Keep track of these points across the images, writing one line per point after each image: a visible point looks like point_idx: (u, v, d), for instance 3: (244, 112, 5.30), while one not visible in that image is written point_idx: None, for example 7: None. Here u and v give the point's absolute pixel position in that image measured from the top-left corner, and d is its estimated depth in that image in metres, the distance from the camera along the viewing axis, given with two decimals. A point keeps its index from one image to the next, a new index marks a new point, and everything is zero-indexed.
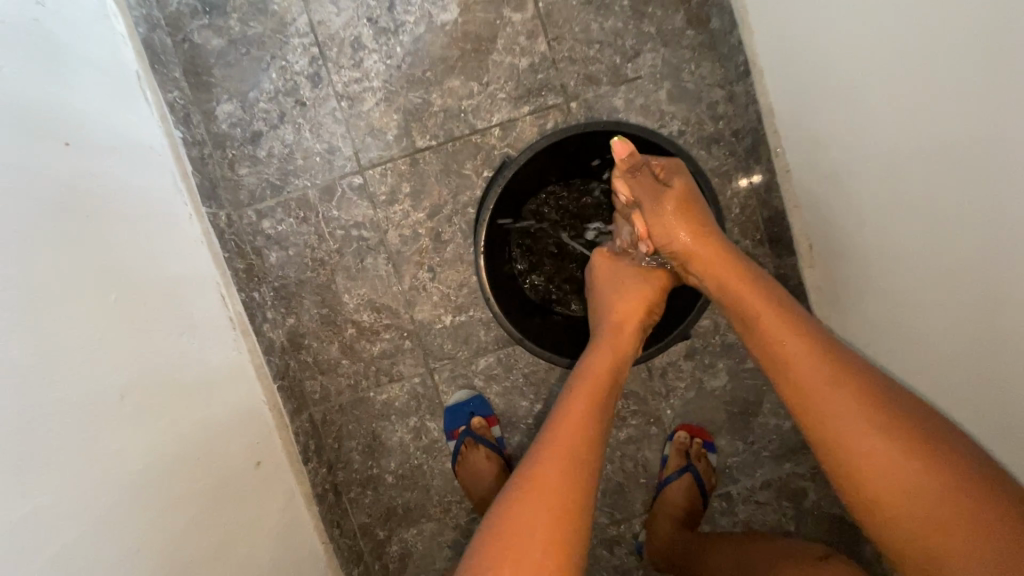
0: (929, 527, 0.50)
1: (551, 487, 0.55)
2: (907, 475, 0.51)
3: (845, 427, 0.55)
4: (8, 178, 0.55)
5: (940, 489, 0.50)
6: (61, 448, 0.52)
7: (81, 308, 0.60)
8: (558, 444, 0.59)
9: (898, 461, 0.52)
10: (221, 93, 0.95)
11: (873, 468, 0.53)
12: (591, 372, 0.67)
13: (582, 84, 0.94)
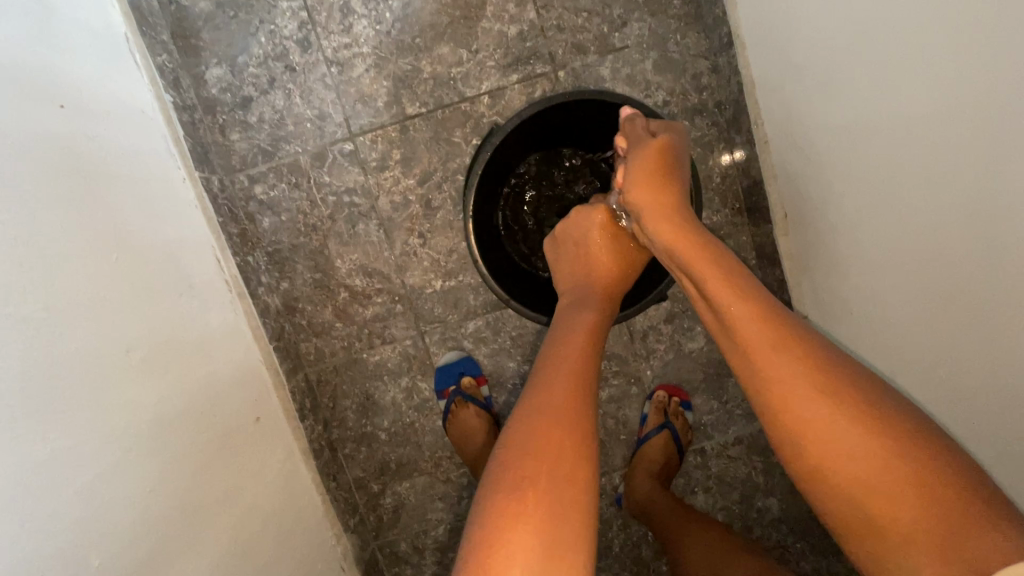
0: (865, 490, 0.50)
1: (555, 422, 0.55)
2: (848, 440, 0.51)
3: (792, 392, 0.54)
4: (11, 140, 0.57)
5: (879, 453, 0.49)
6: (76, 396, 0.56)
7: (88, 266, 0.62)
8: (554, 385, 0.59)
9: (839, 424, 0.51)
10: (210, 57, 0.95)
11: (816, 434, 0.52)
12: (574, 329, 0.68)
13: (571, 53, 0.95)
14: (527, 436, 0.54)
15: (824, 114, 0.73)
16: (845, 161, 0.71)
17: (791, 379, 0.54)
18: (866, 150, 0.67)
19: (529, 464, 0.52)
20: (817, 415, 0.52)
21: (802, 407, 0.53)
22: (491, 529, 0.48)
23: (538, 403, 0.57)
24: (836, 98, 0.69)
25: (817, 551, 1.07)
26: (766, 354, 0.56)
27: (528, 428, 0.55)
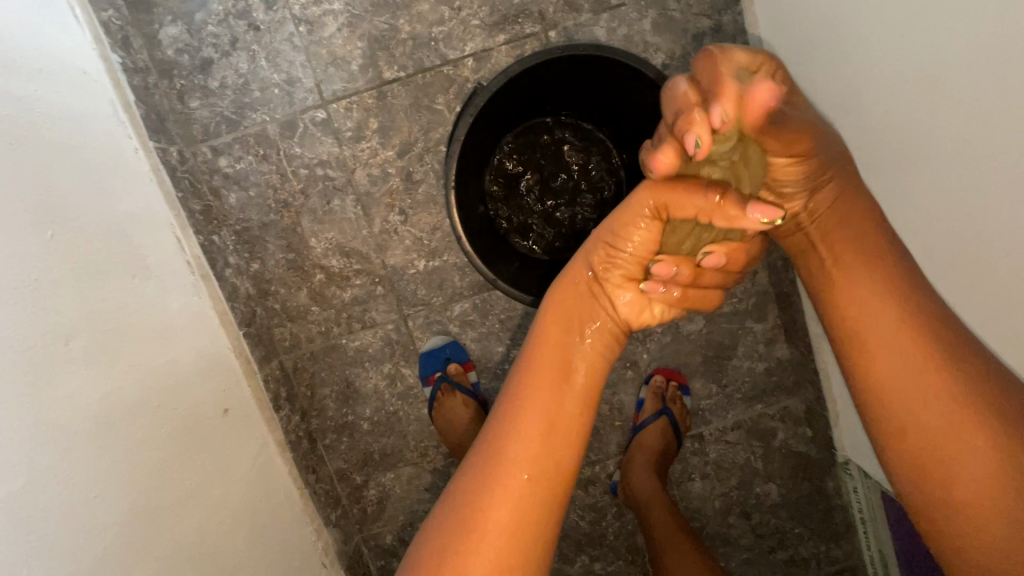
0: (963, 468, 0.47)
1: (506, 492, 0.53)
2: (941, 412, 0.49)
3: (898, 365, 0.51)
4: None
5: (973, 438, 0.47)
6: (6, 392, 0.49)
7: (18, 244, 0.55)
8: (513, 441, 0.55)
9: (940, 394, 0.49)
10: (164, 14, 0.86)
11: (912, 408, 0.50)
12: (555, 357, 0.60)
13: (562, 10, 0.87)
14: (473, 497, 0.53)
15: (841, 73, 0.66)
16: (860, 126, 0.65)
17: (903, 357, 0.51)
18: (885, 112, 0.61)
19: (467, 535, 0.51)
20: (917, 382, 0.50)
21: (894, 366, 0.51)
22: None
23: (495, 459, 0.55)
24: (855, 53, 0.63)
25: (816, 536, 1.04)
26: (880, 336, 0.52)
27: (480, 487, 0.54)
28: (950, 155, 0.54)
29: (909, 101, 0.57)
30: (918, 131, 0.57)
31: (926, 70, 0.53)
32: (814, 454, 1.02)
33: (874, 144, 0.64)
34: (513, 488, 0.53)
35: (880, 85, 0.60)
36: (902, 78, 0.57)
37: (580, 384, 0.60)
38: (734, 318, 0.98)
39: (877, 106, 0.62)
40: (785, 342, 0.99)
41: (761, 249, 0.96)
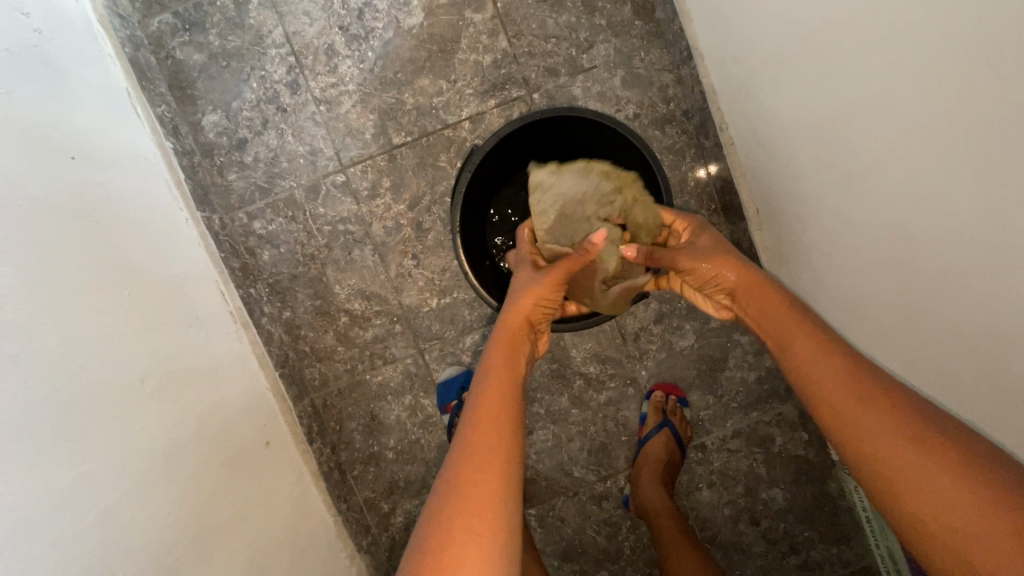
0: (885, 430, 0.53)
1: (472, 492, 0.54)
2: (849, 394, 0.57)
3: (843, 414, 0.57)
4: (33, 193, 0.63)
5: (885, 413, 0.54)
6: (96, 423, 0.60)
7: (103, 302, 0.67)
8: (480, 438, 0.59)
9: (844, 378, 0.59)
10: (205, 104, 1.01)
11: (839, 400, 0.58)
12: (496, 365, 0.70)
13: (543, 76, 1.01)
14: (458, 494, 0.54)
15: (784, 109, 0.77)
16: (805, 153, 0.76)
17: (848, 399, 0.57)
18: (819, 139, 0.71)
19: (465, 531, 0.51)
20: (823, 369, 0.61)
21: (813, 362, 0.62)
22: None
23: (466, 456, 0.57)
24: (791, 95, 0.74)
25: (825, 538, 1.08)
26: (821, 376, 0.60)
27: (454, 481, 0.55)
28: (877, 176, 0.63)
29: (835, 130, 0.67)
30: (846, 157, 0.67)
31: (842, 106, 0.65)
32: (813, 456, 1.08)
33: (819, 168, 0.74)
34: (492, 479, 0.55)
35: (812, 118, 0.71)
36: (832, 113, 0.67)
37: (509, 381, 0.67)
38: (722, 332, 1.06)
39: (813, 137, 0.72)
40: None
41: None
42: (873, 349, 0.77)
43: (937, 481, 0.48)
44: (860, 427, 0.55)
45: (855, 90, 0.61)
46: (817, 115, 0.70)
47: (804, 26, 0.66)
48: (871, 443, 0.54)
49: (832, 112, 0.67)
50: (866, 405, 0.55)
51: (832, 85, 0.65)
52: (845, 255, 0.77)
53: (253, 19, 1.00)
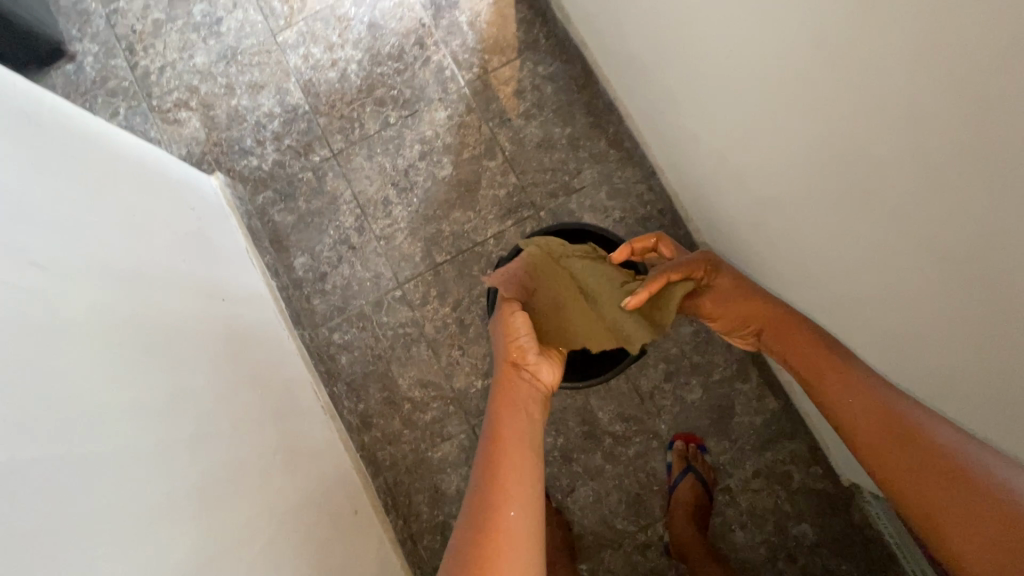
0: (891, 444, 0.63)
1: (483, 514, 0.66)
2: (862, 413, 0.67)
3: (865, 429, 0.66)
4: (207, 323, 0.93)
5: (888, 428, 0.64)
6: (252, 483, 0.83)
7: (248, 395, 0.94)
8: (498, 453, 0.72)
9: (863, 402, 0.68)
10: (296, 250, 1.35)
11: (856, 414, 0.68)
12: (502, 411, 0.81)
13: (546, 198, 1.33)
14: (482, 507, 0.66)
15: (728, 203, 1.04)
16: (750, 233, 1.02)
17: (860, 416, 0.67)
18: (757, 225, 0.96)
19: (494, 528, 0.63)
20: (846, 393, 0.70)
21: (836, 387, 0.72)
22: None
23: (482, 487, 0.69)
24: (729, 193, 1.02)
25: (861, 570, 1.15)
26: (844, 399, 0.70)
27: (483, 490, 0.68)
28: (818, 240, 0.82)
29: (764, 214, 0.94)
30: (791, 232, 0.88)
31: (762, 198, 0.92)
32: (832, 489, 1.19)
33: (762, 243, 0.99)
34: (515, 486, 0.68)
35: (747, 207, 0.98)
36: (757, 203, 0.94)
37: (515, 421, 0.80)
38: (725, 383, 1.24)
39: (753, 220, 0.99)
40: (774, 396, 1.23)
41: None
42: None
43: (949, 491, 0.56)
44: (884, 449, 0.63)
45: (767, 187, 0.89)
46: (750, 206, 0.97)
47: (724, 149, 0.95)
48: (881, 453, 0.64)
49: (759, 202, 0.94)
50: (890, 435, 0.63)
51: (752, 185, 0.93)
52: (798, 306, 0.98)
53: (330, 186, 1.37)
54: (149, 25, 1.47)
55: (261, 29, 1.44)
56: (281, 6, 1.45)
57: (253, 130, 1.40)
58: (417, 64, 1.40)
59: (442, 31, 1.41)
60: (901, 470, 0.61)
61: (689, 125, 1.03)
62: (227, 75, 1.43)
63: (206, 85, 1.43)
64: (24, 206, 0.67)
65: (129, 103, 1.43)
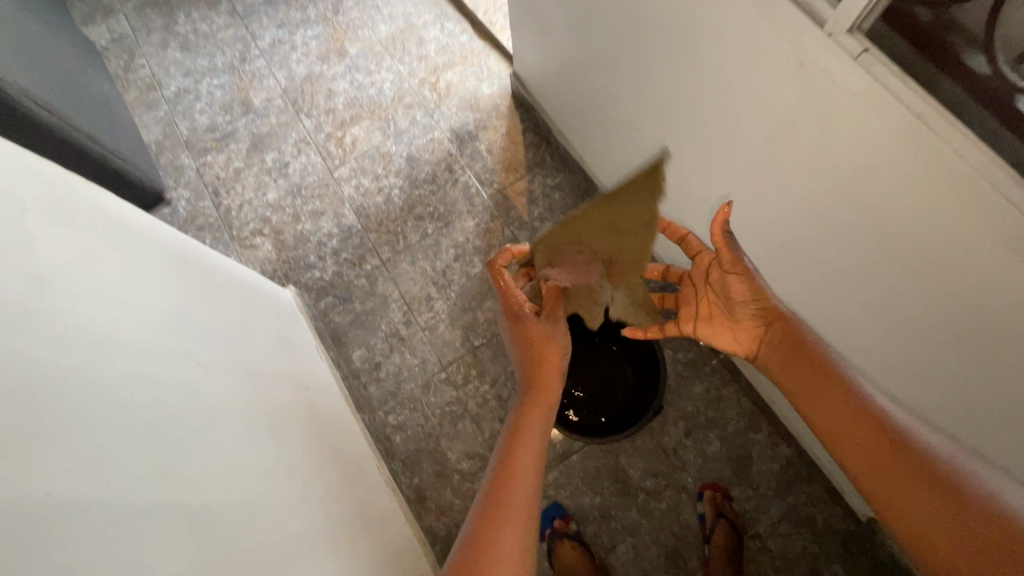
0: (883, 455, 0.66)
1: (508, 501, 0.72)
2: (853, 420, 0.70)
3: (844, 437, 0.70)
4: (299, 405, 1.13)
5: (870, 439, 0.67)
6: (343, 541, 0.98)
7: (334, 466, 1.11)
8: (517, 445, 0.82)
9: (850, 410, 0.71)
10: (354, 345, 1.57)
11: (836, 422, 0.72)
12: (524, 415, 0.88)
13: None
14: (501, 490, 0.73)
15: None
16: None
17: (849, 427, 0.70)
18: None
19: (504, 500, 0.72)
20: (831, 397, 0.73)
21: (820, 393, 0.75)
22: (486, 542, 0.66)
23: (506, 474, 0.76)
24: None
25: None
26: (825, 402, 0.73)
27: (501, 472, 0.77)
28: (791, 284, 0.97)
29: None
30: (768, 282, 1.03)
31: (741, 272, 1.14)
32: (854, 527, 1.29)
33: None
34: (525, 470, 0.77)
35: None
36: None
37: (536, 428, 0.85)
38: (741, 434, 1.38)
39: None
40: (786, 442, 1.36)
41: (737, 381, 1.42)
42: None
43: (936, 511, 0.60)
44: (874, 456, 0.66)
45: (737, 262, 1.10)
46: None
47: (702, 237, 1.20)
48: (866, 462, 0.67)
49: None
50: (875, 442, 0.67)
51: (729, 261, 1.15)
52: None
53: (380, 288, 1.62)
54: (231, 172, 1.82)
55: (320, 169, 1.79)
56: (336, 149, 1.80)
57: (316, 248, 1.69)
58: (447, 185, 1.72)
59: (466, 158, 1.74)
60: (883, 477, 0.65)
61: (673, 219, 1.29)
62: (293, 206, 1.75)
63: (276, 215, 1.74)
64: (185, 319, 0.91)
65: (214, 234, 1.74)
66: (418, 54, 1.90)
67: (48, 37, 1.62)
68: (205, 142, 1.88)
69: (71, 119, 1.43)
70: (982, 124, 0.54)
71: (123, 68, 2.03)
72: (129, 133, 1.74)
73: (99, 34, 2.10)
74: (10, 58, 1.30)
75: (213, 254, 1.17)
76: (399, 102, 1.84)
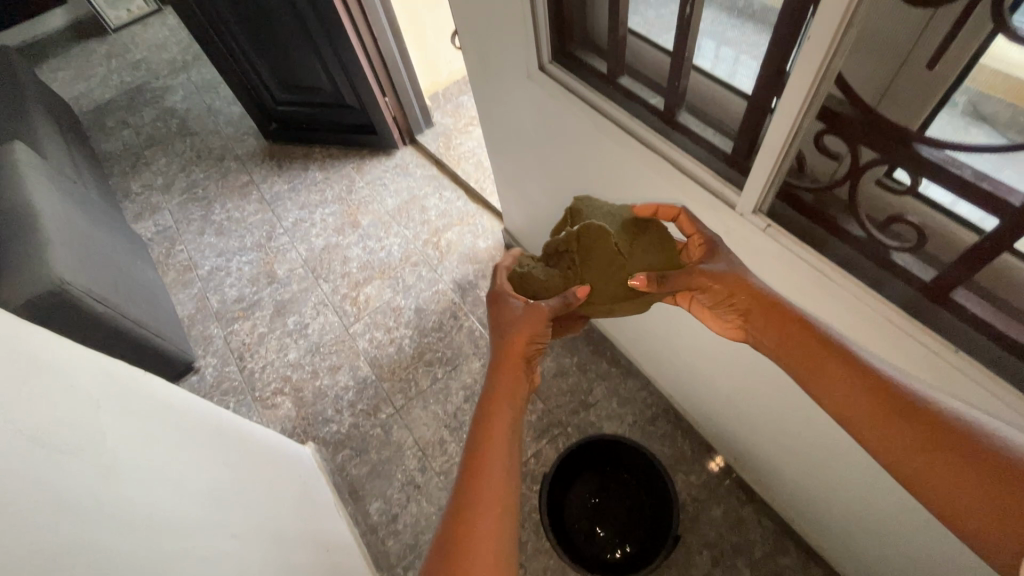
0: (874, 399, 0.63)
1: (484, 502, 0.66)
2: (835, 368, 0.67)
3: (844, 404, 0.66)
4: (323, 568, 1.15)
5: (860, 386, 0.65)
6: None
7: None
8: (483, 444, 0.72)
9: (832, 356, 0.68)
10: (370, 497, 1.59)
11: (816, 375, 0.69)
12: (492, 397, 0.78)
13: (570, 414, 1.64)
14: (469, 489, 0.68)
15: (707, 393, 1.37)
16: (733, 412, 1.32)
17: (835, 375, 0.67)
18: (753, 407, 1.22)
19: (478, 501, 0.66)
20: (811, 343, 0.70)
21: (796, 337, 0.72)
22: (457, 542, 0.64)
23: (474, 471, 0.69)
24: (706, 386, 1.35)
25: None
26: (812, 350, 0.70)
27: (467, 477, 0.69)
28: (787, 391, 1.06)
29: (737, 396, 1.25)
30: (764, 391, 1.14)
31: (731, 385, 1.24)
32: None
33: (744, 418, 1.28)
34: (495, 462, 0.70)
35: (723, 394, 1.30)
36: (730, 390, 1.26)
37: (505, 414, 0.76)
38: (769, 557, 1.35)
39: (731, 401, 1.29)
40: (816, 562, 1.34)
41: (753, 499, 1.43)
42: (857, 524, 1.13)
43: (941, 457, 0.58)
44: (867, 403, 0.64)
45: (729, 375, 1.22)
46: (724, 391, 1.29)
47: (690, 356, 1.33)
48: (856, 407, 0.65)
49: (729, 388, 1.26)
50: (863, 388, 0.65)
51: (718, 376, 1.26)
52: (792, 459, 1.20)
53: (395, 436, 1.69)
54: (255, 338, 1.99)
55: (337, 327, 1.96)
56: (351, 308, 1.99)
57: (333, 401, 1.79)
58: (453, 331, 1.87)
59: (469, 305, 1.92)
60: (889, 438, 0.62)
61: (660, 343, 1.43)
62: (312, 364, 1.88)
63: (297, 373, 1.87)
64: (220, 489, 0.98)
65: (238, 397, 1.85)
66: (421, 220, 2.19)
67: (106, 238, 1.90)
68: (233, 312, 2.08)
69: (120, 306, 1.62)
70: (872, 274, 0.70)
71: (164, 255, 2.32)
72: (166, 312, 1.94)
73: (146, 228, 2.43)
74: (77, 263, 1.54)
75: (246, 423, 1.29)
76: (406, 261, 2.08)
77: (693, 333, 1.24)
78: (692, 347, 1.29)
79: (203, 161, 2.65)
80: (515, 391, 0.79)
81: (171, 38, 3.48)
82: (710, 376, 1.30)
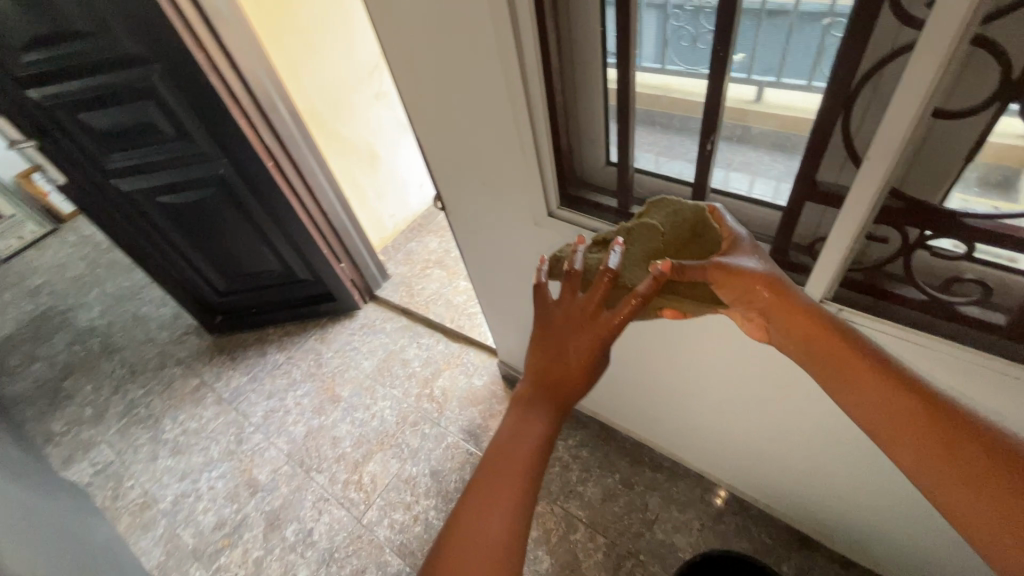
0: (911, 411, 0.60)
1: (501, 498, 0.69)
2: (867, 375, 0.63)
3: (878, 411, 0.62)
4: None
5: (895, 392, 0.61)
6: None
7: None
8: (502, 443, 0.75)
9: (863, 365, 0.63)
10: None
11: (850, 387, 0.64)
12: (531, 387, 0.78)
13: (637, 540, 1.51)
14: (490, 481, 0.71)
15: (767, 472, 1.34)
16: (800, 486, 1.29)
17: (867, 382, 0.63)
18: (828, 477, 1.20)
19: (494, 492, 0.70)
20: (838, 350, 0.65)
21: (820, 343, 0.66)
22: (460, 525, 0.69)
23: (496, 468, 0.72)
24: (764, 464, 1.33)
25: None
26: (839, 354, 0.65)
27: (489, 463, 0.73)
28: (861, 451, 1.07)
29: (803, 467, 1.23)
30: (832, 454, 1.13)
31: (791, 456, 1.23)
32: None
33: (814, 488, 1.26)
34: (513, 450, 0.74)
35: (787, 469, 1.28)
36: (793, 462, 1.24)
37: (536, 417, 0.76)
38: None
39: (794, 474, 1.27)
40: None
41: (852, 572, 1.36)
42: None
43: (990, 487, 0.54)
44: (900, 413, 0.60)
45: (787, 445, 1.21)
46: (785, 465, 1.27)
47: (739, 437, 1.31)
48: (884, 417, 0.61)
49: (790, 459, 1.24)
50: (897, 394, 0.61)
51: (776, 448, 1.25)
52: (877, 520, 1.18)
53: None
54: (251, 566, 1.68)
55: (347, 522, 1.72)
56: (356, 495, 1.78)
57: None
58: None
59: None
60: (923, 454, 0.58)
61: (702, 433, 1.41)
62: None
63: None
64: None
65: None
66: (406, 374, 2.09)
67: (45, 503, 1.58)
68: (215, 543, 1.76)
69: None
70: (948, 329, 0.75)
71: (111, 497, 1.96)
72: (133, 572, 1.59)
73: (81, 471, 2.07)
74: (26, 552, 1.24)
75: None
76: (404, 423, 1.93)
77: (742, 416, 1.24)
78: (741, 428, 1.27)
79: (140, 376, 2.38)
80: (556, 386, 0.76)
81: (72, 256, 3.26)
82: (768, 453, 1.28)
